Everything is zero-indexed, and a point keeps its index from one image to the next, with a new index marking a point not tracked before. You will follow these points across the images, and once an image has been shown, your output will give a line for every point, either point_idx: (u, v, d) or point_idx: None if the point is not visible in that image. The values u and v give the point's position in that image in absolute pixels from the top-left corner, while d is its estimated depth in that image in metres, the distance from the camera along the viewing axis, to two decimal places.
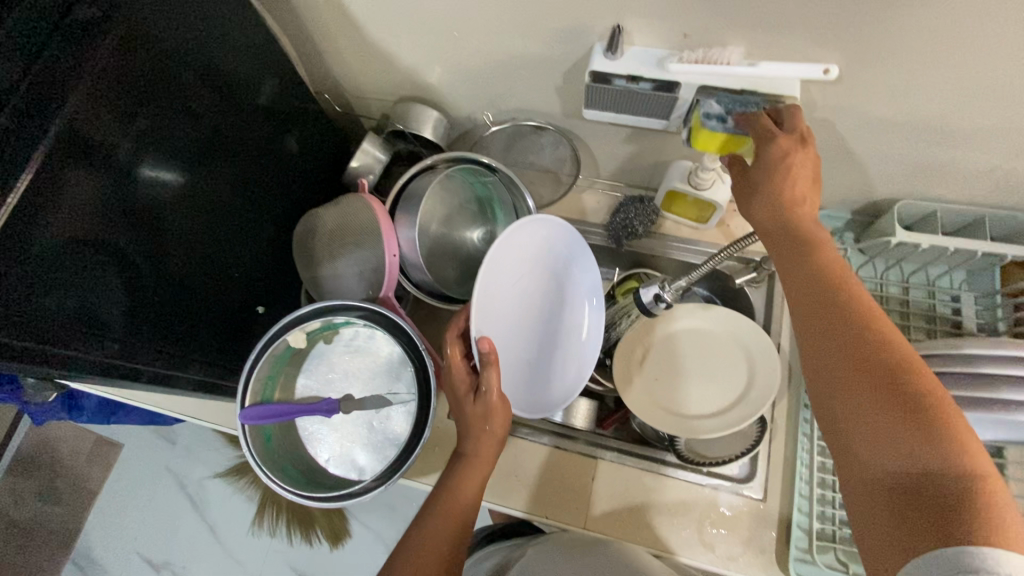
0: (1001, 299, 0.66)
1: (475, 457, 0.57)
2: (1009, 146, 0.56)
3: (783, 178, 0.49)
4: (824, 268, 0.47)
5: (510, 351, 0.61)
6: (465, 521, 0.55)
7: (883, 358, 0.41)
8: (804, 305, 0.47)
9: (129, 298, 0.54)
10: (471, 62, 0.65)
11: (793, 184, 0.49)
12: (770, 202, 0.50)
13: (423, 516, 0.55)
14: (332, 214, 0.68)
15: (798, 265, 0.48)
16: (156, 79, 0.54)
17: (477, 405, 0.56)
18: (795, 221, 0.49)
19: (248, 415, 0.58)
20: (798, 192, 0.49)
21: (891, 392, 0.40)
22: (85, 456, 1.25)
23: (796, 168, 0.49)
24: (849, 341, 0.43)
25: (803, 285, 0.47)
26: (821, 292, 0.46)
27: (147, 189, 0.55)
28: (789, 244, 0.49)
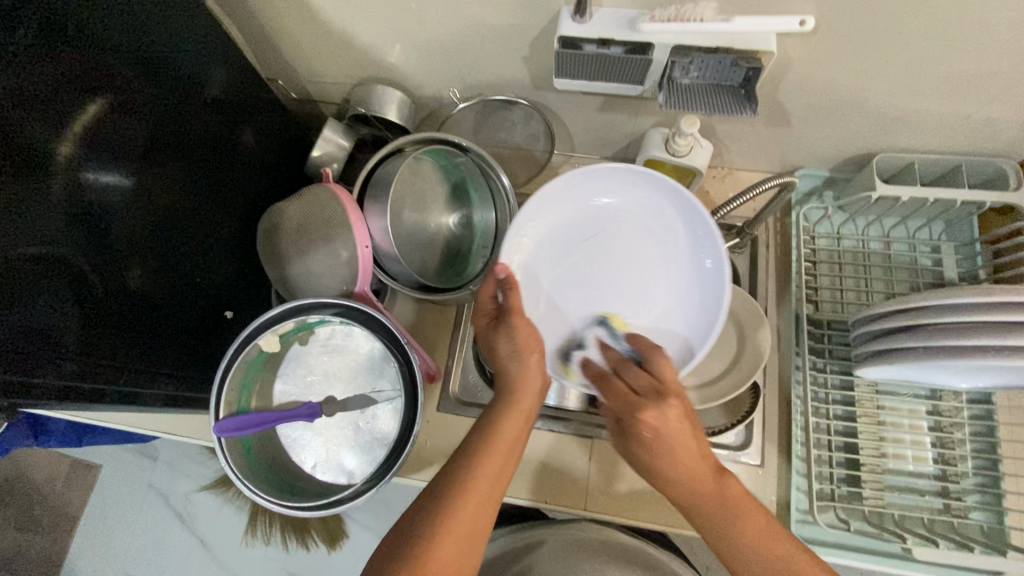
0: (980, 248, 0.67)
1: (515, 404, 0.54)
2: (984, 91, 0.55)
3: (667, 434, 0.50)
4: (696, 486, 0.51)
5: (593, 218, 0.65)
6: (500, 475, 0.51)
7: (738, 524, 0.49)
8: (692, 508, 0.51)
9: (80, 316, 0.50)
10: (432, 36, 0.61)
11: (667, 440, 0.50)
12: (654, 453, 0.51)
13: (460, 460, 0.51)
14: (296, 208, 0.64)
15: (677, 486, 0.51)
16: (88, 73, 0.49)
17: (506, 340, 0.56)
18: (672, 462, 0.50)
19: (221, 428, 0.55)
20: (667, 441, 0.50)
21: (763, 552, 0.48)
22: (62, 480, 1.20)
23: (673, 427, 0.50)
24: (741, 537, 0.49)
25: (683, 490, 0.51)
26: (696, 490, 0.51)
27: (92, 196, 0.51)
28: (719, 512, 0.50)
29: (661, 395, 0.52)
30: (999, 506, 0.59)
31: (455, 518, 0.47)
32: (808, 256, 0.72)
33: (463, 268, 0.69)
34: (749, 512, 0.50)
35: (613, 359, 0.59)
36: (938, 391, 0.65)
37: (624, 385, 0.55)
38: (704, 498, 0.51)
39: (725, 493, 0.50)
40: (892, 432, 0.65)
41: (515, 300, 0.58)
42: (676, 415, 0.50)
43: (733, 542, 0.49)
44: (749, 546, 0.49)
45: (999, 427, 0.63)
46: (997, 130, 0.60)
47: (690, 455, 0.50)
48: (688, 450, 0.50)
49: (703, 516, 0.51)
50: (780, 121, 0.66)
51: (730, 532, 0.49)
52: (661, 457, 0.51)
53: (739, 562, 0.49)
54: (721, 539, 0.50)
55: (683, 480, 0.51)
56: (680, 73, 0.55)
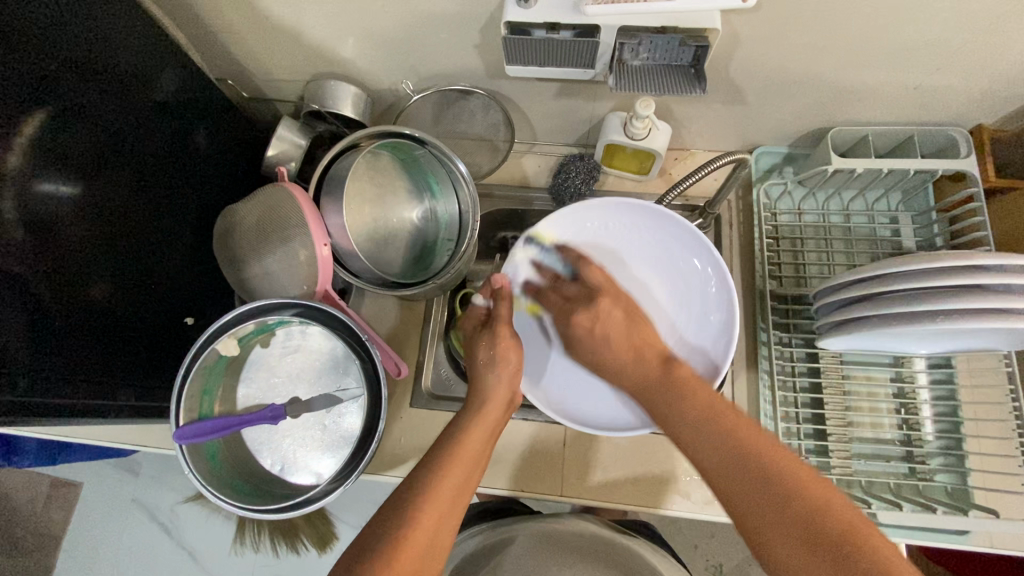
0: (936, 215, 0.68)
1: (484, 411, 0.57)
2: (927, 60, 0.56)
3: (600, 325, 0.58)
4: (632, 367, 0.56)
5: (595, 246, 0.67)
6: (465, 485, 0.52)
7: (682, 394, 0.51)
8: (640, 386, 0.55)
9: (30, 330, 0.49)
10: (380, 29, 0.60)
11: (599, 326, 0.58)
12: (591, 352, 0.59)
13: (424, 469, 0.51)
14: (252, 209, 0.63)
15: (619, 372, 0.57)
16: (34, 84, 0.48)
17: (486, 347, 0.60)
18: (603, 356, 0.58)
19: (182, 435, 0.54)
20: (600, 331, 0.58)
21: (705, 412, 0.49)
22: (42, 501, 1.17)
23: (606, 317, 0.58)
24: (686, 403, 0.50)
25: (624, 376, 0.57)
26: (636, 363, 0.56)
27: (44, 208, 0.50)
28: (666, 390, 0.52)
29: (592, 296, 0.60)
30: (962, 468, 0.61)
31: (417, 525, 0.47)
32: (771, 233, 0.73)
33: (429, 263, 0.69)
34: (697, 391, 0.51)
35: (547, 276, 0.66)
36: (900, 357, 0.66)
37: (561, 294, 0.64)
38: (656, 384, 0.54)
39: (674, 378, 0.53)
40: (857, 402, 0.66)
41: (503, 309, 0.63)
42: (607, 308, 0.59)
43: (675, 414, 0.50)
44: (686, 402, 0.50)
45: (960, 390, 0.64)
46: (944, 99, 0.61)
47: (619, 340, 0.57)
48: (621, 337, 0.57)
49: (649, 394, 0.54)
50: (736, 99, 0.66)
51: (671, 409, 0.51)
52: (598, 349, 0.58)
53: (679, 430, 0.50)
54: (667, 417, 0.51)
55: (632, 370, 0.56)
56: (630, 55, 0.55)
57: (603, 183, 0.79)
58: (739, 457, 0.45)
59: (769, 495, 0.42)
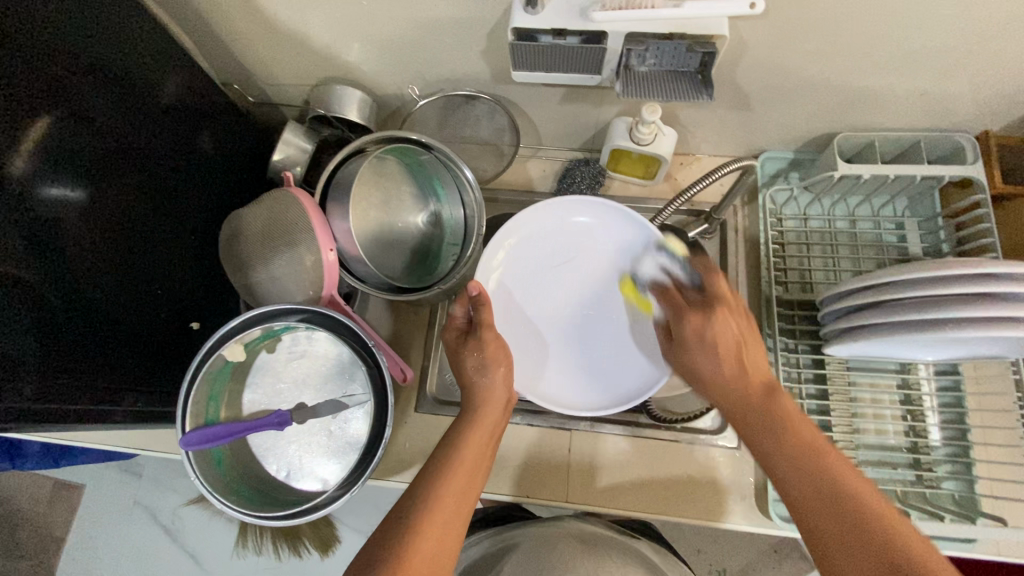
0: (943, 222, 0.68)
1: (482, 416, 0.57)
2: (935, 66, 0.56)
3: (705, 343, 0.54)
4: (736, 392, 0.53)
5: (573, 244, 0.69)
6: (469, 491, 0.52)
7: (786, 434, 0.48)
8: (741, 415, 0.52)
9: (36, 334, 0.49)
10: (387, 34, 0.60)
11: (722, 344, 0.54)
12: (698, 364, 0.56)
13: (426, 477, 0.51)
14: (258, 213, 0.63)
15: (722, 396, 0.54)
16: (39, 88, 0.48)
17: (474, 356, 0.59)
18: (710, 374, 0.55)
19: (189, 440, 0.54)
20: (715, 346, 0.54)
21: (805, 460, 0.47)
22: (45, 503, 1.17)
23: (719, 337, 0.54)
24: (786, 445, 0.48)
25: (725, 398, 0.54)
26: (742, 391, 0.53)
27: (49, 213, 0.50)
28: (761, 419, 0.50)
29: (708, 305, 0.55)
30: (969, 476, 0.60)
31: (423, 534, 0.47)
32: (776, 238, 0.73)
33: (434, 268, 0.68)
34: (802, 426, 0.49)
35: (672, 276, 0.63)
36: (907, 364, 0.66)
37: (679, 296, 0.59)
38: (750, 407, 0.52)
39: (775, 407, 0.50)
40: (863, 409, 0.66)
41: (485, 315, 0.61)
42: (722, 321, 0.54)
43: (774, 454, 0.48)
44: (786, 444, 0.48)
45: (966, 398, 0.64)
46: (951, 105, 0.61)
47: (726, 360, 0.54)
48: (733, 357, 0.54)
49: (748, 423, 0.51)
50: (742, 105, 0.66)
51: (772, 447, 0.49)
52: (705, 368, 0.55)
53: (777, 470, 0.48)
54: (768, 453, 0.49)
55: (731, 389, 0.54)
56: (637, 61, 0.55)
57: (607, 188, 0.79)
58: (842, 512, 0.43)
59: (869, 553, 0.41)
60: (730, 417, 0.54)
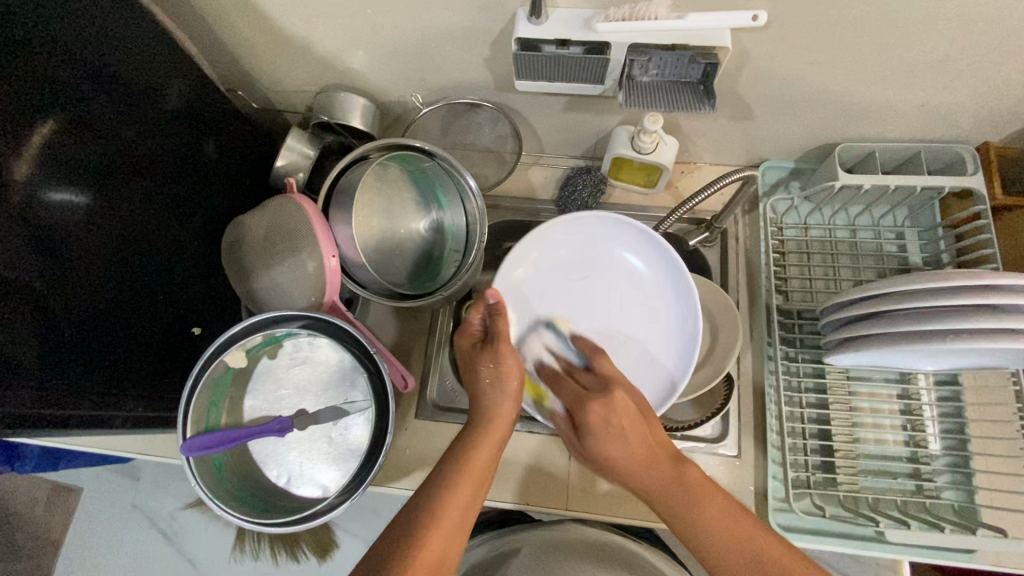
0: (943, 231, 0.68)
1: (490, 430, 0.56)
2: (934, 78, 0.56)
3: (608, 428, 0.54)
4: (641, 470, 0.53)
5: (590, 255, 0.69)
6: (471, 504, 0.51)
7: (698, 512, 0.50)
8: (648, 488, 0.53)
9: (38, 339, 0.49)
10: (391, 42, 0.61)
11: (614, 424, 0.54)
12: (598, 448, 0.55)
13: (432, 487, 0.51)
14: (261, 219, 0.63)
15: (628, 478, 0.54)
16: (44, 94, 0.49)
17: (490, 364, 0.59)
18: (612, 455, 0.54)
19: (190, 447, 0.55)
20: (618, 429, 0.54)
21: (725, 535, 0.49)
22: (42, 506, 1.16)
23: (620, 416, 0.54)
24: (700, 519, 0.50)
25: (636, 475, 0.54)
26: (647, 468, 0.53)
27: (52, 217, 0.50)
28: (679, 496, 0.52)
29: (606, 387, 0.56)
30: (970, 486, 0.60)
31: (424, 548, 0.47)
32: (777, 247, 0.73)
33: (435, 275, 0.69)
34: (713, 498, 0.51)
35: (561, 358, 0.65)
36: (907, 374, 0.66)
37: (574, 382, 0.60)
38: (665, 488, 0.52)
39: (684, 478, 0.52)
40: (863, 418, 0.66)
41: (502, 325, 0.61)
42: (622, 401, 0.55)
43: (694, 531, 0.50)
44: (707, 521, 0.50)
45: (966, 407, 0.64)
46: (951, 117, 0.62)
47: (631, 439, 0.53)
48: (635, 438, 0.54)
49: (664, 502, 0.52)
50: (744, 115, 0.66)
51: (688, 523, 0.51)
52: (614, 450, 0.54)
53: (700, 548, 0.50)
54: (690, 532, 0.51)
55: (640, 471, 0.53)
56: (639, 71, 0.56)
57: (609, 196, 0.79)
58: None
59: None
60: (642, 495, 0.54)
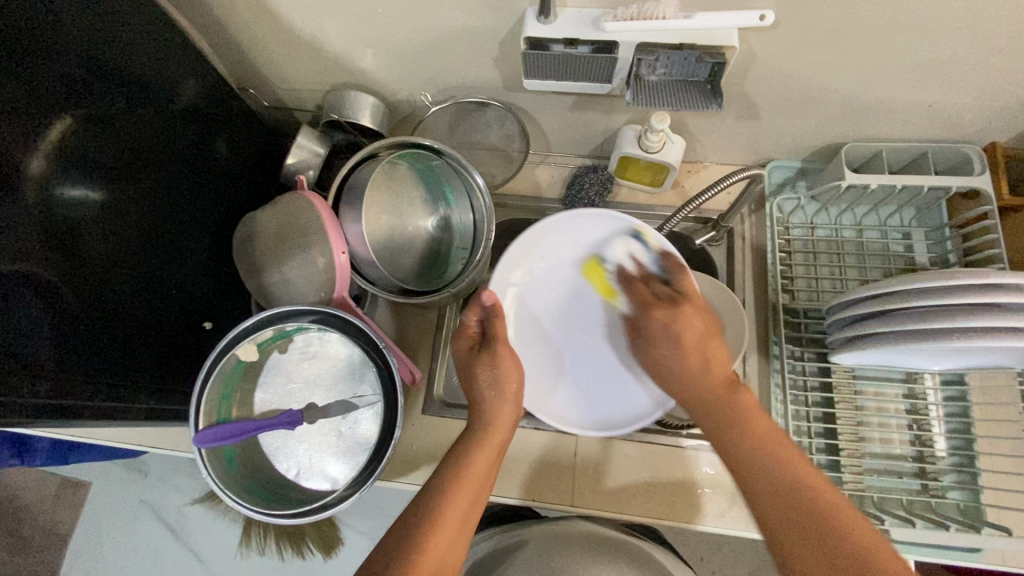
0: (950, 231, 0.68)
1: (492, 433, 0.58)
2: (941, 78, 0.56)
3: (674, 331, 0.57)
4: (694, 375, 0.56)
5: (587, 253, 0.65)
6: (473, 505, 0.52)
7: (740, 417, 0.51)
8: (697, 398, 0.55)
9: (54, 332, 0.50)
10: (401, 41, 0.62)
11: (682, 330, 0.57)
12: (663, 351, 0.58)
13: (435, 488, 0.52)
14: (272, 216, 0.64)
15: (680, 385, 0.56)
16: (60, 91, 0.50)
17: (487, 367, 0.60)
18: (678, 363, 0.57)
19: (202, 439, 0.55)
20: (682, 337, 0.57)
21: (755, 439, 0.49)
22: (51, 500, 1.18)
23: (686, 328, 0.57)
24: (741, 423, 0.51)
25: (687, 382, 0.56)
26: (704, 376, 0.55)
27: (67, 213, 0.51)
28: (726, 405, 0.53)
29: (675, 302, 0.58)
30: (976, 485, 0.60)
31: (428, 547, 0.48)
32: (783, 246, 0.73)
33: (442, 272, 0.69)
34: (756, 415, 0.51)
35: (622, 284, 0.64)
36: (913, 374, 0.66)
37: (646, 291, 0.61)
38: (714, 400, 0.54)
39: (736, 402, 0.52)
40: (868, 417, 0.66)
41: (500, 328, 0.62)
42: (687, 316, 0.57)
43: (729, 434, 0.51)
44: (743, 427, 0.51)
45: (972, 407, 0.64)
46: (958, 117, 0.62)
47: (694, 348, 0.56)
48: (699, 346, 0.56)
49: (709, 406, 0.54)
50: (750, 114, 0.67)
51: (727, 428, 0.51)
52: (672, 353, 0.57)
53: (729, 450, 0.51)
54: (727, 433, 0.51)
55: (697, 382, 0.55)
56: (647, 71, 0.56)
57: (616, 195, 0.80)
58: (784, 484, 0.46)
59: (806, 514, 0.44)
60: (691, 403, 0.56)
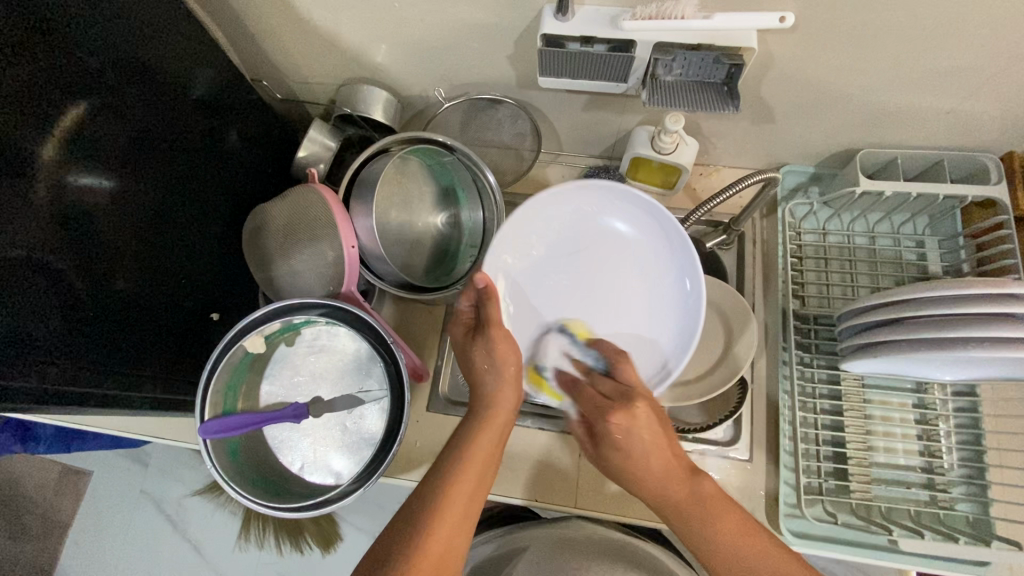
0: (964, 241, 0.68)
1: (491, 419, 0.56)
2: (960, 87, 0.56)
3: (632, 441, 0.53)
4: (658, 484, 0.54)
5: (580, 230, 0.64)
6: (475, 495, 0.51)
7: (709, 526, 0.51)
8: (671, 506, 0.53)
9: (61, 319, 0.50)
10: (417, 36, 0.61)
11: (639, 442, 0.53)
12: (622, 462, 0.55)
13: (436, 479, 0.51)
14: (282, 207, 0.64)
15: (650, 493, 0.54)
16: (72, 77, 0.49)
17: (484, 353, 0.58)
18: (643, 475, 0.54)
19: (207, 429, 0.55)
20: (644, 449, 0.53)
21: (736, 544, 0.50)
22: (52, 489, 1.18)
23: (643, 432, 0.53)
24: (711, 530, 0.51)
25: (657, 492, 0.54)
26: (669, 483, 0.53)
27: (76, 200, 0.51)
28: (696, 514, 0.52)
29: (628, 397, 0.55)
30: (985, 498, 0.60)
31: (429, 539, 0.47)
32: (794, 251, 0.72)
33: (451, 269, 0.69)
34: (726, 513, 0.51)
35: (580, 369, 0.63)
36: (923, 384, 0.66)
37: (594, 390, 0.59)
38: (684, 504, 0.52)
39: (700, 496, 0.52)
40: (876, 426, 0.66)
41: (494, 311, 0.59)
42: (644, 416, 0.53)
43: (707, 541, 0.51)
44: (712, 531, 0.51)
45: (983, 419, 0.64)
46: (976, 125, 0.61)
47: (654, 459, 0.53)
48: (659, 455, 0.53)
49: (680, 516, 0.53)
50: (765, 118, 0.66)
51: (703, 534, 0.51)
52: (637, 469, 0.54)
53: (708, 554, 0.51)
54: (699, 539, 0.51)
55: (659, 486, 0.54)
56: (663, 71, 0.56)
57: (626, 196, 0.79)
58: None
59: None
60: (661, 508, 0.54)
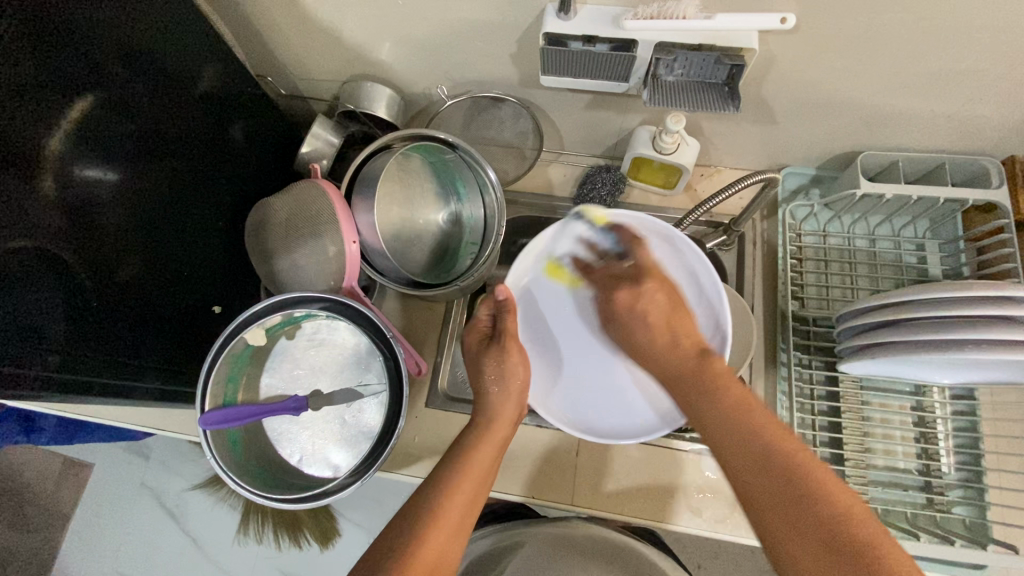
0: (964, 245, 0.68)
1: (492, 431, 0.57)
2: (962, 89, 0.56)
3: (642, 312, 0.57)
4: (664, 353, 0.56)
5: None
6: (471, 506, 0.52)
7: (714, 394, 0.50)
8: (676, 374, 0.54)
9: (64, 309, 0.50)
10: (420, 33, 0.62)
11: (652, 314, 0.57)
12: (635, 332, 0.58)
13: (433, 487, 0.51)
14: (285, 202, 0.64)
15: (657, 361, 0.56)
16: (80, 71, 0.50)
17: (495, 363, 0.60)
18: (649, 341, 0.57)
19: (208, 420, 0.56)
20: (649, 318, 0.57)
21: (736, 414, 0.48)
22: (54, 480, 1.19)
23: (651, 305, 0.57)
24: (715, 393, 0.50)
25: (665, 359, 0.55)
26: (677, 354, 0.55)
27: (81, 192, 0.51)
28: (699, 381, 0.52)
29: (641, 276, 0.59)
30: (982, 502, 0.60)
31: (423, 546, 0.47)
32: (794, 253, 0.73)
33: (452, 266, 0.69)
34: (732, 385, 0.50)
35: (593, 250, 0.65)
36: (922, 387, 0.66)
37: (609, 270, 0.63)
38: (689, 370, 0.53)
39: (706, 368, 0.52)
40: (874, 428, 0.66)
41: (511, 324, 0.62)
42: (652, 294, 0.58)
43: (706, 404, 0.50)
44: (714, 398, 0.50)
45: (981, 423, 0.64)
46: (977, 129, 0.61)
47: (660, 327, 0.56)
48: (670, 323, 0.57)
49: (681, 386, 0.53)
50: (767, 119, 0.66)
51: (705, 398, 0.50)
52: (643, 336, 0.57)
53: (704, 417, 0.50)
54: (698, 404, 0.51)
55: (664, 354, 0.56)
56: (665, 70, 0.56)
57: (627, 196, 0.80)
58: (765, 464, 0.45)
59: (790, 493, 0.42)
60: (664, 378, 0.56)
